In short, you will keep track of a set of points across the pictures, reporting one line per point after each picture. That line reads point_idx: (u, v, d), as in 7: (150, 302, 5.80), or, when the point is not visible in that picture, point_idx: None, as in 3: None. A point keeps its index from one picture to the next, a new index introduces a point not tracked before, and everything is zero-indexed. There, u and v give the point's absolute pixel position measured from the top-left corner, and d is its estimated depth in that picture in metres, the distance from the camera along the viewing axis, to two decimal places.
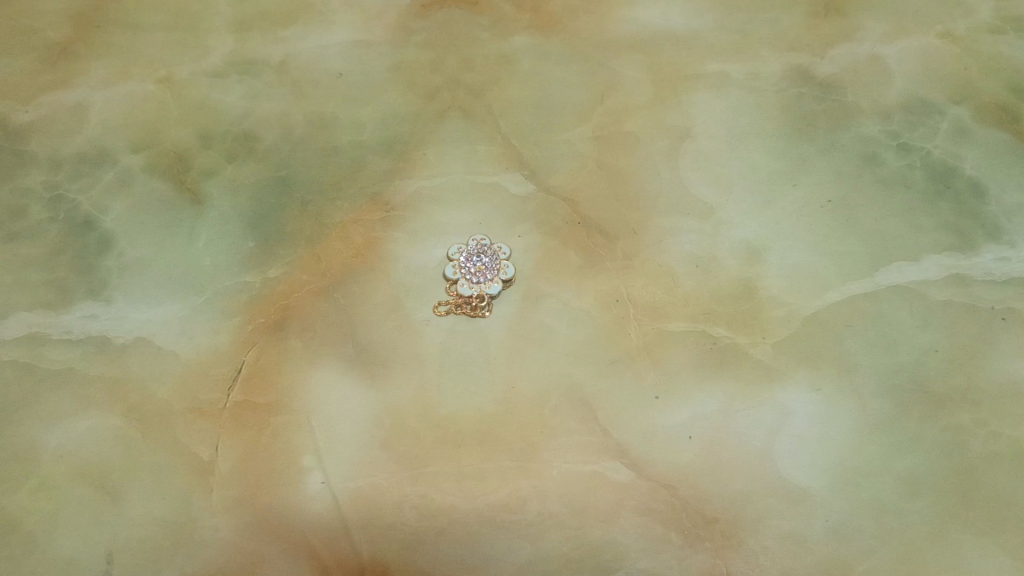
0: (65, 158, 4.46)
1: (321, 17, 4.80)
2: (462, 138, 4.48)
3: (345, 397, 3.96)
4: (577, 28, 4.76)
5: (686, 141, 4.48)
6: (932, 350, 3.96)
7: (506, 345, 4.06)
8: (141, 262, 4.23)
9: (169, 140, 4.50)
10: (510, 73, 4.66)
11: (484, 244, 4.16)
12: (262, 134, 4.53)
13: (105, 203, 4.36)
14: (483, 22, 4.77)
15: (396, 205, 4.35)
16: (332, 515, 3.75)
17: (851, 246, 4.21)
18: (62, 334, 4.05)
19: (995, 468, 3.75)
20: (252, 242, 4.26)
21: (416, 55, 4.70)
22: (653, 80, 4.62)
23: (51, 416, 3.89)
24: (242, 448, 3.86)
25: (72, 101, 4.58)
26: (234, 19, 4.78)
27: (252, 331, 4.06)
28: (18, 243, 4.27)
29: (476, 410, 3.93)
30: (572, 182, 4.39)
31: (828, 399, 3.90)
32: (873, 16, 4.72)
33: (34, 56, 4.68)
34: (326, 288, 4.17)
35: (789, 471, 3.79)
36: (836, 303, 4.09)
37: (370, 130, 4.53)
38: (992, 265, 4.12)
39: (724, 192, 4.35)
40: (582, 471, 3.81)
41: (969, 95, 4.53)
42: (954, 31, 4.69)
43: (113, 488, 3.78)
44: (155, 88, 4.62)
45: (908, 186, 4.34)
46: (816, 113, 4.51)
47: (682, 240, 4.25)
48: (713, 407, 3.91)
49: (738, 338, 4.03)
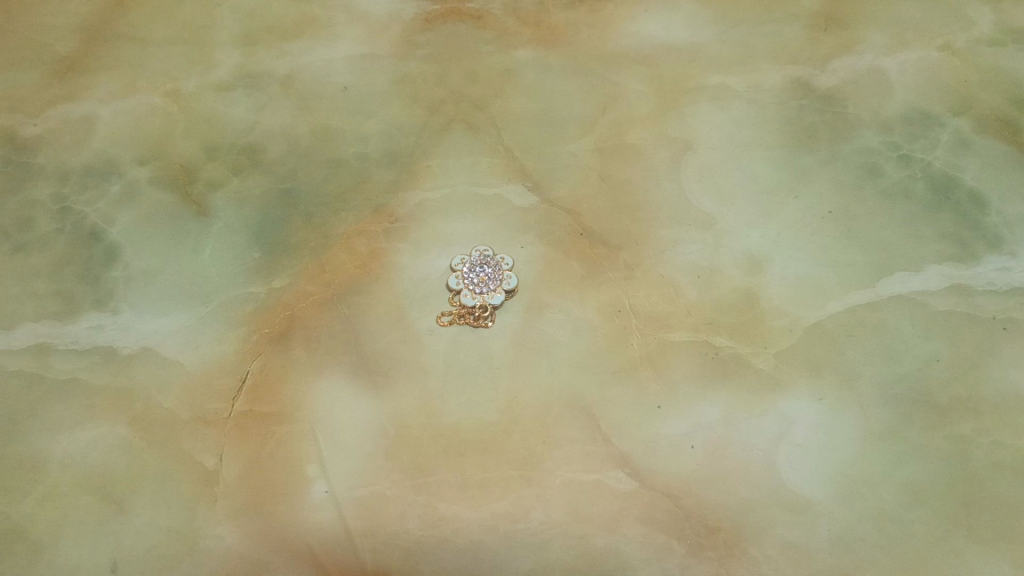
0: (72, 170, 4.50)
1: (326, 32, 4.88)
2: (464, 150, 4.52)
3: (350, 407, 3.98)
4: (579, 42, 4.83)
5: (687, 153, 4.51)
6: (934, 360, 3.98)
7: (508, 356, 4.08)
8: (148, 272, 4.26)
9: (176, 152, 4.55)
10: (513, 86, 4.71)
11: (487, 255, 4.21)
12: (267, 146, 4.58)
13: (112, 214, 4.40)
14: (486, 36, 4.84)
15: (400, 217, 4.38)
16: (335, 524, 3.75)
17: (853, 256, 4.23)
18: (69, 344, 4.08)
19: (998, 477, 3.75)
20: (257, 252, 4.29)
21: (419, 69, 4.76)
22: (654, 92, 4.67)
23: (58, 426, 3.92)
24: (247, 457, 3.87)
25: (80, 114, 4.63)
26: (241, 34, 4.87)
27: (258, 341, 4.09)
28: (25, 253, 4.30)
29: (479, 420, 3.95)
30: (574, 193, 4.42)
31: (831, 409, 3.91)
32: (872, 30, 4.79)
33: (42, 69, 4.75)
34: (330, 298, 4.20)
35: (791, 481, 3.79)
36: (837, 313, 4.11)
37: (374, 142, 4.58)
38: (993, 275, 4.14)
39: (725, 203, 4.39)
40: (584, 480, 3.81)
41: (969, 106, 4.57)
42: (954, 44, 4.75)
43: (118, 497, 3.79)
44: (162, 101, 4.68)
45: (909, 197, 4.37)
46: (816, 125, 4.56)
47: (684, 251, 4.28)
48: (716, 417, 3.92)
49: (740, 348, 4.05)
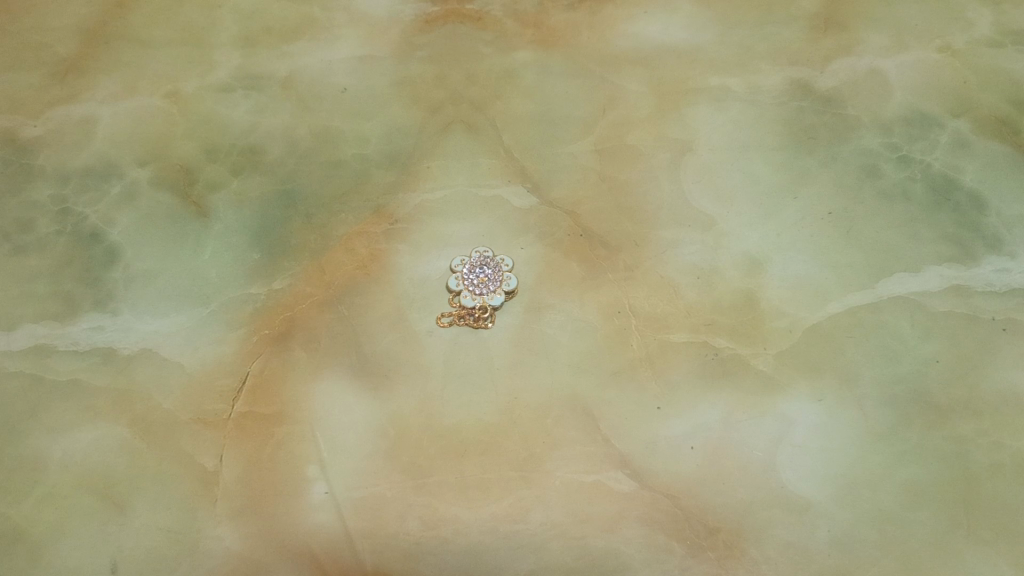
0: (73, 171, 4.51)
1: (326, 33, 4.88)
2: (464, 151, 4.53)
3: (350, 408, 3.99)
4: (579, 43, 4.84)
5: (687, 154, 4.52)
6: (933, 361, 3.99)
7: (508, 357, 4.09)
8: (148, 273, 4.27)
9: (176, 153, 4.55)
10: (513, 87, 4.71)
11: (486, 256, 4.22)
12: (267, 147, 4.58)
13: (112, 215, 4.41)
14: (486, 37, 4.85)
15: (400, 218, 4.39)
16: (335, 525, 3.75)
17: (852, 257, 4.24)
18: (69, 346, 4.09)
19: (997, 477, 3.75)
20: (257, 254, 4.30)
21: (419, 70, 4.77)
22: (654, 93, 4.68)
23: (58, 426, 3.92)
24: (247, 458, 3.87)
25: (80, 115, 4.64)
26: (241, 36, 4.88)
27: (258, 342, 4.10)
28: (25, 255, 4.31)
29: (479, 420, 3.95)
30: (574, 194, 4.43)
31: (830, 410, 3.92)
32: (872, 31, 4.80)
33: (43, 71, 4.75)
34: (330, 299, 4.20)
35: (790, 481, 3.80)
36: (836, 314, 4.11)
37: (373, 143, 4.58)
38: (993, 276, 4.15)
39: (724, 204, 4.39)
40: (584, 481, 3.82)
41: (968, 107, 4.58)
42: (953, 45, 4.75)
43: (118, 498, 3.79)
44: (162, 102, 4.69)
45: (909, 197, 4.38)
46: (816, 126, 4.56)
47: (683, 252, 4.28)
48: (715, 418, 3.92)
49: (739, 349, 4.05)
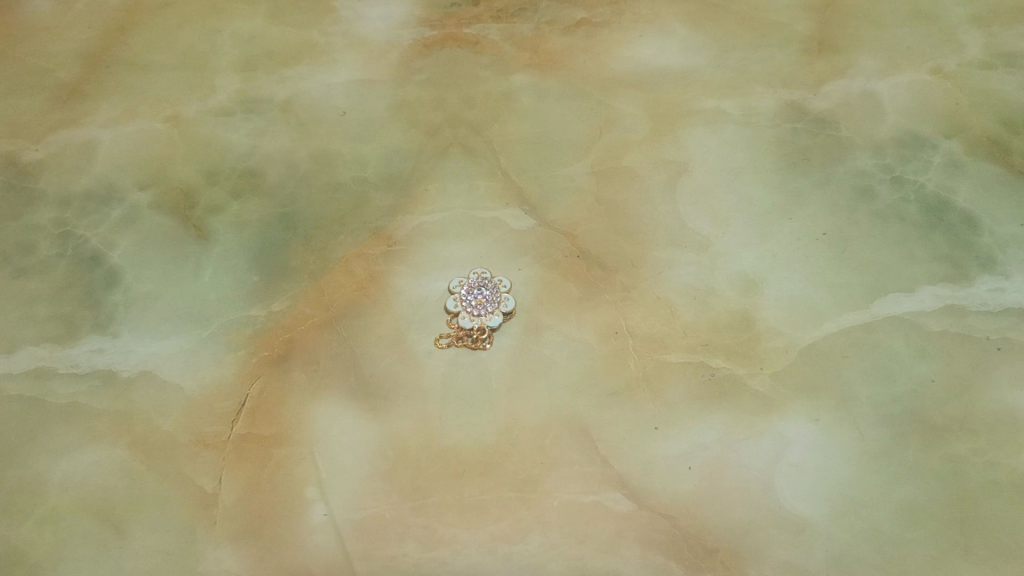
0: (74, 195, 4.55)
1: (325, 57, 4.95)
2: (462, 173, 4.58)
3: (349, 429, 4.00)
4: (577, 66, 4.91)
5: (683, 176, 4.57)
6: (929, 380, 4.01)
7: (506, 378, 4.11)
8: (148, 296, 4.30)
9: (176, 176, 4.60)
10: (510, 110, 4.78)
11: (484, 277, 4.25)
12: (267, 170, 4.63)
13: (113, 238, 4.44)
14: (484, 61, 4.92)
15: (398, 240, 4.42)
16: (334, 546, 3.75)
17: (848, 278, 4.28)
18: (70, 368, 4.11)
19: (994, 496, 3.77)
20: (256, 276, 4.33)
21: (418, 93, 4.83)
22: (650, 115, 4.74)
23: (59, 449, 3.94)
24: (246, 479, 3.88)
25: (82, 139, 4.69)
26: (242, 61, 4.95)
27: (257, 364, 4.12)
28: (26, 277, 4.34)
29: (478, 441, 3.96)
30: (572, 216, 4.47)
31: (826, 429, 3.94)
32: (863, 54, 4.88)
33: (45, 95, 4.81)
34: (330, 321, 4.23)
35: (788, 501, 3.81)
36: (832, 334, 4.14)
37: (372, 165, 4.63)
38: (987, 295, 4.19)
39: (721, 225, 4.43)
40: (583, 502, 3.82)
41: (960, 128, 4.64)
42: (945, 67, 4.83)
43: (117, 520, 3.80)
44: (163, 126, 4.74)
45: (903, 218, 4.42)
46: (810, 147, 4.61)
47: (681, 273, 4.32)
48: (713, 438, 3.94)
49: (737, 369, 4.08)
